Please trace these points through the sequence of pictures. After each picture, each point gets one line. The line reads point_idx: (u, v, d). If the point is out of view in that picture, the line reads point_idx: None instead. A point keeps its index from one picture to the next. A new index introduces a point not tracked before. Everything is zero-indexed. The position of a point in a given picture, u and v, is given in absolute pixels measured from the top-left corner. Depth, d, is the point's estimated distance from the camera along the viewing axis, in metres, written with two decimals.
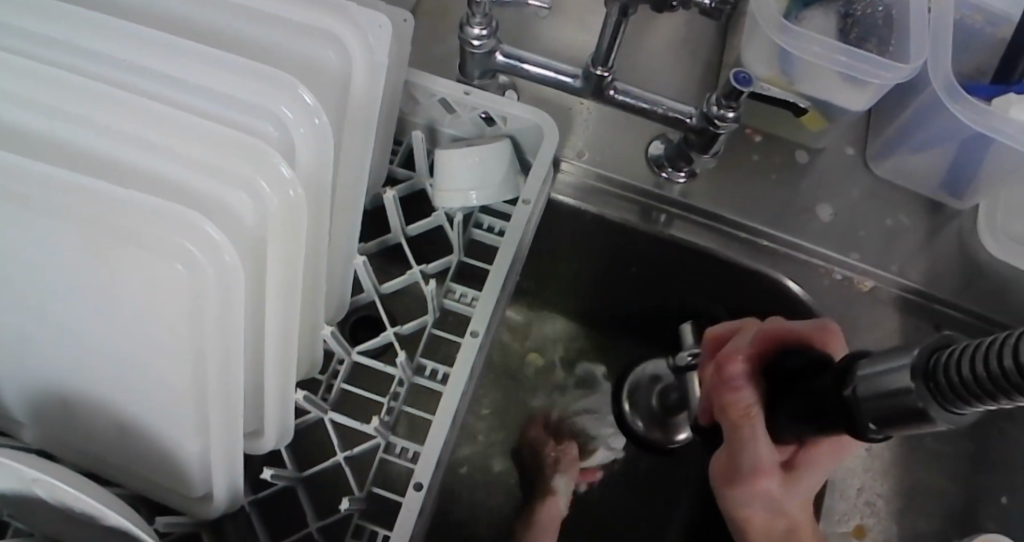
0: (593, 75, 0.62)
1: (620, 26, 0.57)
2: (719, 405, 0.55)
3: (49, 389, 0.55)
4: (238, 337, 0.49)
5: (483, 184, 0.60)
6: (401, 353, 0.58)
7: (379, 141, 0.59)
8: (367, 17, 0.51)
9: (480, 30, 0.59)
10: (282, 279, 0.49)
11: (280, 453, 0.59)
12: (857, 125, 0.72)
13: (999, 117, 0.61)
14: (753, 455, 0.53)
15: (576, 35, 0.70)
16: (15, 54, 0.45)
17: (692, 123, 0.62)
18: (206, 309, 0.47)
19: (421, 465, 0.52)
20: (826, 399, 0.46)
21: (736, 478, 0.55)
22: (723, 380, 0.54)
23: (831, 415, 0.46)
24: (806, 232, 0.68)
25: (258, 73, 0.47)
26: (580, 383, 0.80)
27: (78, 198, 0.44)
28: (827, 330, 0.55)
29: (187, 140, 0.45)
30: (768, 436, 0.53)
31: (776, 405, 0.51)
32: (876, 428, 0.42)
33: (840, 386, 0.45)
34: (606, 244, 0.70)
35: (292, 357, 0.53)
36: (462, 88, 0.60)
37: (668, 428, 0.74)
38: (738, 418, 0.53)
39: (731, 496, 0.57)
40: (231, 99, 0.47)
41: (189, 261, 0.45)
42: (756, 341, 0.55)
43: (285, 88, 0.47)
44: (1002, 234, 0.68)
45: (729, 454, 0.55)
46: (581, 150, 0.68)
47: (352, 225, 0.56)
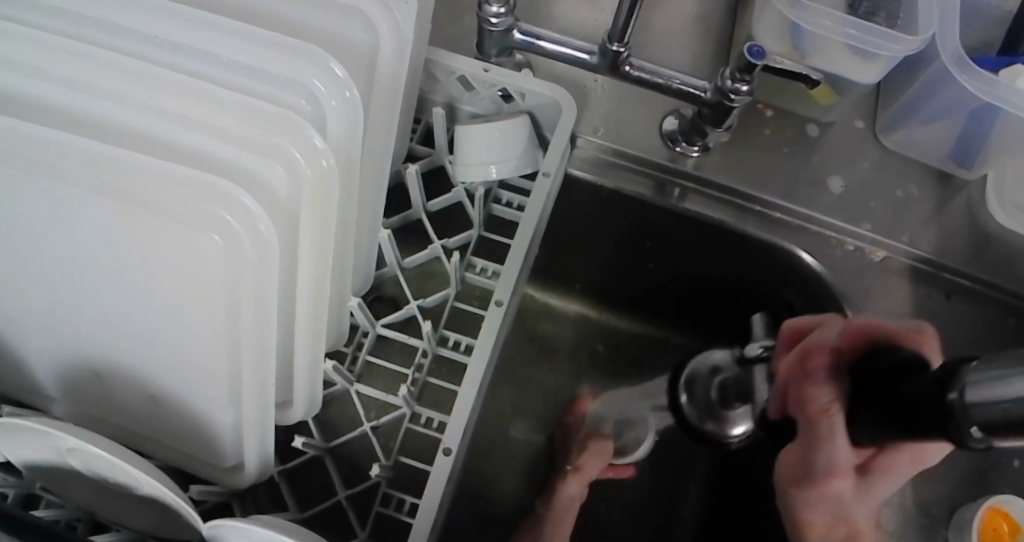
0: (609, 51, 0.62)
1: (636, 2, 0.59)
2: (801, 402, 0.57)
3: (82, 364, 0.57)
4: (272, 306, 0.50)
5: (503, 159, 0.61)
6: (425, 324, 0.59)
7: (400, 118, 0.61)
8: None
9: (497, 7, 0.61)
10: (315, 249, 0.51)
11: (308, 424, 0.60)
12: (866, 99, 0.74)
13: (1007, 88, 0.62)
14: (829, 454, 0.56)
15: (590, 14, 0.71)
16: (53, 32, 0.46)
17: (706, 97, 0.63)
18: (242, 279, 0.49)
19: (450, 431, 0.53)
20: (923, 404, 0.44)
21: (809, 475, 0.58)
22: (811, 374, 0.57)
23: (928, 416, 0.44)
24: (819, 204, 0.69)
25: (290, 48, 0.48)
26: (595, 358, 0.82)
27: (117, 173, 0.45)
28: (923, 331, 0.55)
29: (223, 115, 0.47)
30: (844, 437, 0.54)
31: (854, 406, 0.52)
32: (981, 434, 0.40)
33: (941, 388, 0.43)
34: (622, 218, 0.71)
35: (322, 326, 0.54)
36: (481, 65, 0.61)
37: (722, 421, 0.72)
38: (818, 415, 0.55)
39: (799, 493, 0.60)
40: (263, 74, 0.48)
41: (226, 231, 0.47)
42: (843, 339, 0.57)
43: (316, 62, 0.49)
44: (1010, 203, 0.69)
45: (803, 451, 0.57)
46: (596, 126, 0.69)
47: (377, 199, 0.57)
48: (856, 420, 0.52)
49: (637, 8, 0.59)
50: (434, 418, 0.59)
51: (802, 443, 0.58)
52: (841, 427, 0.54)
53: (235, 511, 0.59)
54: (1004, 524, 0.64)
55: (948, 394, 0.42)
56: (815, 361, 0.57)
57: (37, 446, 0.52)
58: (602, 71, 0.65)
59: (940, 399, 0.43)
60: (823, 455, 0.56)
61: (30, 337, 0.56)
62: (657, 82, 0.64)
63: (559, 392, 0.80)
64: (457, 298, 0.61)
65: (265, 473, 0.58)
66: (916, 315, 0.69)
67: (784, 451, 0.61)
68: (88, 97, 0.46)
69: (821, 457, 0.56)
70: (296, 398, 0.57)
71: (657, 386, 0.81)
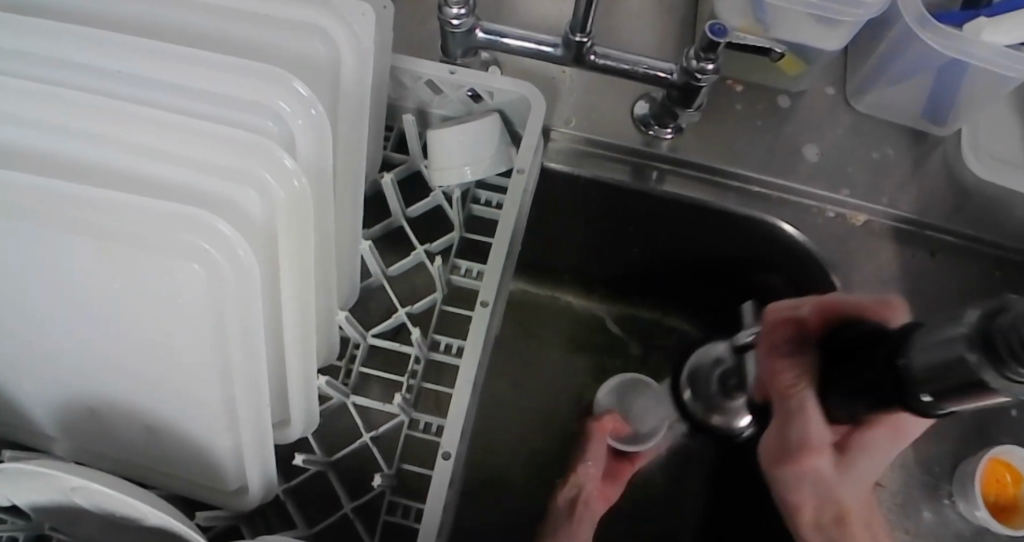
0: (572, 42, 0.62)
1: None
2: (770, 379, 0.55)
3: (79, 401, 0.57)
4: (259, 330, 0.50)
5: (477, 160, 0.61)
6: (414, 331, 0.59)
7: (372, 128, 0.61)
8: (350, 7, 0.52)
9: (457, 9, 0.61)
10: (297, 266, 0.51)
11: (308, 441, 0.60)
12: (834, 66, 0.74)
13: (972, 43, 0.63)
14: (803, 430, 0.53)
15: (552, 7, 0.72)
16: (14, 75, 0.46)
17: (674, 80, 0.63)
18: (226, 307, 0.49)
19: (447, 435, 0.54)
20: (880, 372, 0.45)
21: (786, 455, 0.55)
22: (778, 349, 0.55)
23: (880, 385, 0.46)
24: (795, 174, 0.69)
25: (252, 71, 0.48)
26: (590, 346, 0.82)
27: (90, 210, 0.46)
28: (890, 303, 0.55)
29: (191, 143, 0.47)
30: (817, 410, 0.52)
31: (826, 375, 0.51)
32: (931, 399, 0.42)
33: (894, 355, 0.45)
34: (602, 205, 0.71)
35: (312, 344, 0.54)
36: (447, 68, 0.61)
37: (726, 412, 0.71)
38: (789, 390, 0.53)
39: (778, 476, 0.57)
40: (228, 100, 0.49)
41: (205, 260, 0.47)
42: (811, 313, 0.55)
43: (280, 83, 0.49)
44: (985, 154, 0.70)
45: (778, 431, 0.55)
46: (568, 117, 0.69)
47: (356, 211, 0.57)
48: (830, 390, 0.51)
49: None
50: (433, 423, 0.60)
51: (776, 423, 0.55)
52: (812, 400, 0.52)
53: (244, 532, 0.59)
54: (1005, 474, 0.65)
55: (896, 361, 0.44)
56: (783, 335, 0.55)
57: (39, 488, 0.52)
58: (568, 63, 0.64)
59: (895, 366, 0.44)
60: (795, 435, 0.53)
61: (24, 381, 0.57)
62: (623, 69, 0.64)
63: (557, 384, 0.80)
64: (445, 302, 0.61)
65: (270, 492, 0.58)
66: (902, 275, 0.69)
67: (760, 441, 0.58)
68: (56, 137, 0.46)
69: (794, 437, 0.53)
70: (294, 416, 0.57)
71: (654, 368, 0.81)
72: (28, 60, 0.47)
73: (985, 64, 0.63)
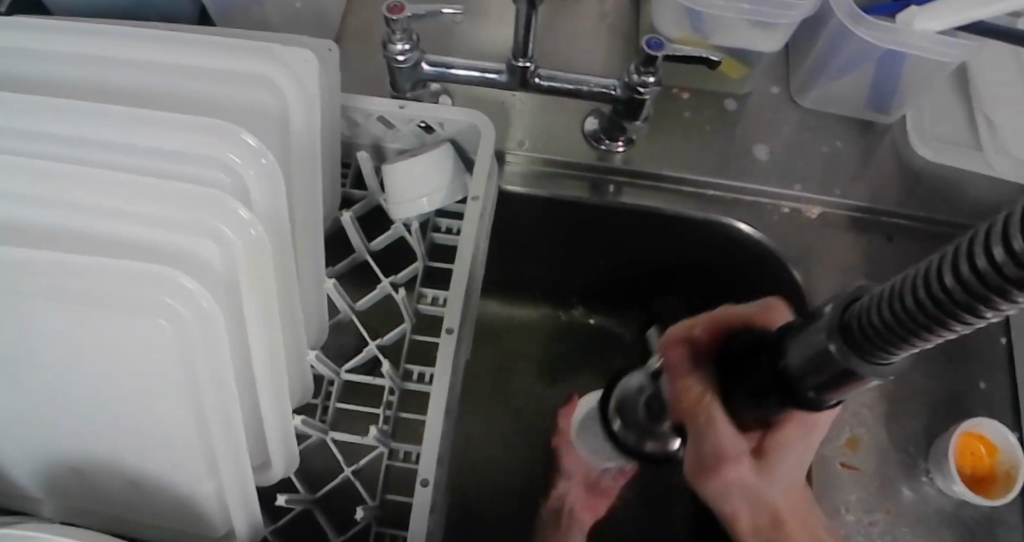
0: (516, 68, 0.63)
1: (531, 18, 0.59)
2: (676, 399, 0.58)
3: (61, 461, 0.58)
4: (229, 377, 0.51)
5: (432, 190, 0.63)
6: (385, 364, 0.60)
7: (328, 168, 0.62)
8: (290, 54, 0.52)
9: (401, 45, 0.61)
10: (262, 313, 0.52)
11: (291, 480, 0.61)
12: (777, 64, 0.76)
13: (907, 34, 0.64)
14: (716, 440, 0.55)
15: (496, 35, 0.73)
16: None
17: (618, 95, 0.65)
18: (196, 357, 0.50)
19: (424, 461, 0.54)
20: (769, 377, 0.49)
21: (707, 469, 0.56)
22: (680, 369, 0.58)
23: (772, 389, 0.49)
24: (749, 174, 0.71)
25: (202, 126, 0.49)
26: (569, 359, 0.83)
27: (56, 274, 0.47)
28: (772, 306, 0.60)
29: (146, 201, 0.48)
30: (726, 418, 0.55)
31: (729, 385, 0.54)
32: (818, 395, 0.45)
33: (775, 358, 0.49)
34: (564, 222, 0.73)
35: (285, 385, 0.55)
36: (397, 103, 0.62)
37: (659, 437, 0.68)
38: (694, 406, 0.56)
39: (709, 490, 0.57)
40: (180, 156, 0.50)
41: (172, 314, 0.48)
42: (705, 330, 0.59)
43: (230, 135, 0.50)
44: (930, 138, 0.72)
45: (694, 446, 0.57)
46: (521, 139, 0.71)
47: (317, 252, 0.58)
48: (734, 396, 0.54)
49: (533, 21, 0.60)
50: (412, 451, 0.60)
51: (693, 440, 0.57)
52: (718, 409, 0.55)
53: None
54: (982, 448, 0.66)
55: (781, 364, 0.48)
56: (677, 354, 0.59)
57: None
58: (515, 87, 0.65)
59: (778, 369, 0.48)
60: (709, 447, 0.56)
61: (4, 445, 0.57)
62: (571, 89, 0.64)
63: (539, 401, 0.81)
64: (414, 332, 0.62)
65: (259, 533, 0.59)
66: (861, 264, 0.71)
67: (684, 457, 0.59)
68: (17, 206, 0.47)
69: (709, 447, 0.56)
70: (274, 455, 0.57)
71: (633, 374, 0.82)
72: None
73: (922, 52, 0.65)
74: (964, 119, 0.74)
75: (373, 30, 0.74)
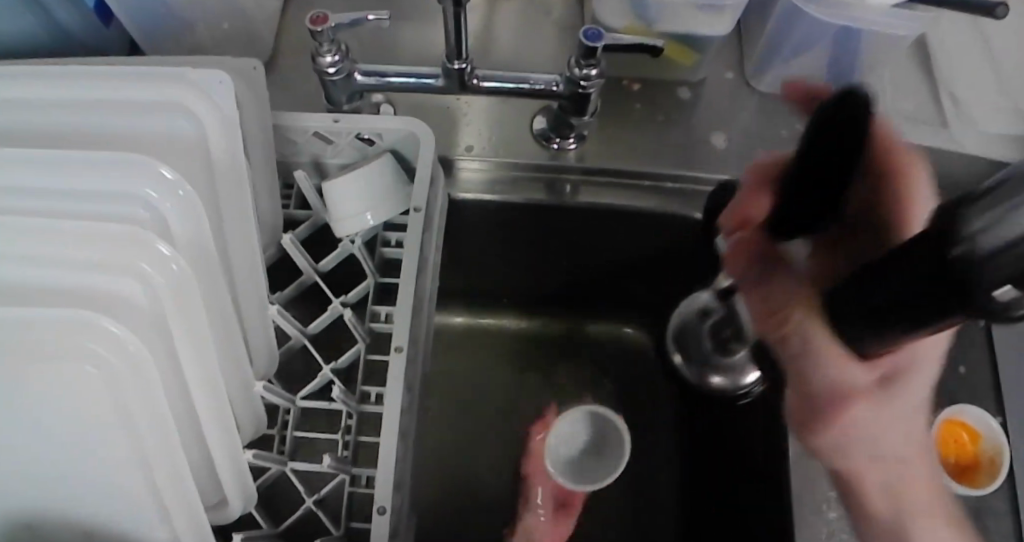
0: (452, 72, 0.61)
1: (460, 17, 0.57)
2: (755, 314, 0.46)
3: None
4: (167, 418, 0.49)
5: (375, 204, 0.60)
6: (337, 388, 0.57)
7: (265, 190, 0.59)
8: (201, 76, 0.50)
9: (331, 57, 0.59)
10: (194, 349, 0.50)
11: (252, 516, 0.59)
12: (730, 48, 0.73)
13: (858, 4, 0.62)
14: (830, 370, 0.43)
15: (436, 40, 0.71)
16: None
17: (561, 91, 0.62)
18: (129, 401, 0.48)
19: (381, 487, 0.52)
20: (943, 276, 0.37)
21: (808, 416, 0.45)
22: (750, 280, 0.46)
23: (941, 293, 0.37)
24: (707, 163, 0.68)
25: (112, 161, 0.47)
26: (542, 364, 0.81)
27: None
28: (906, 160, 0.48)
29: (63, 244, 0.46)
30: (827, 335, 0.43)
31: (841, 293, 0.43)
32: (1010, 294, 0.34)
33: (943, 245, 0.37)
34: (522, 224, 0.70)
35: (230, 421, 0.53)
36: (330, 116, 0.60)
37: (731, 370, 0.70)
38: (778, 325, 0.44)
39: (816, 444, 0.46)
40: (93, 193, 0.47)
41: (97, 360, 0.46)
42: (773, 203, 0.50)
43: (143, 167, 0.47)
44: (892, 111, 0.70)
45: (795, 378, 0.45)
46: (470, 145, 0.68)
47: (258, 278, 0.56)
48: (841, 316, 0.43)
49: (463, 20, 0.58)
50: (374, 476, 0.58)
51: (791, 370, 0.45)
52: (817, 331, 0.43)
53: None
54: (964, 436, 0.64)
55: (949, 253, 0.36)
56: (740, 262, 0.47)
57: None
58: (455, 92, 0.62)
59: (939, 261, 0.37)
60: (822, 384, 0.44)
61: None
62: (511, 89, 0.62)
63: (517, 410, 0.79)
64: (368, 352, 0.60)
65: None
66: None
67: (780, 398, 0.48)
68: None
69: (822, 380, 0.43)
70: (229, 493, 0.55)
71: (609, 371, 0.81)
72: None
73: (875, 22, 0.63)
74: (925, 90, 0.71)
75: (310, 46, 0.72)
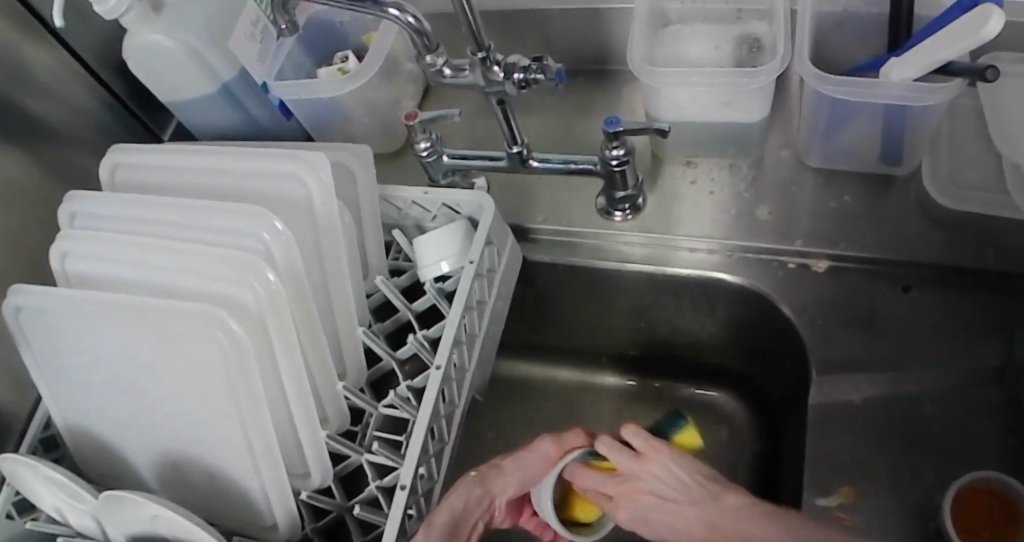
0: (513, 153, 0.75)
1: (507, 115, 0.71)
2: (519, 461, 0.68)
3: (164, 458, 0.74)
4: (256, 383, 0.66)
5: (448, 255, 0.75)
6: (396, 398, 0.71)
7: (374, 241, 0.78)
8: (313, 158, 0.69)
9: (425, 142, 0.76)
10: (284, 354, 0.66)
11: (332, 490, 0.73)
12: (789, 132, 0.81)
13: (885, 84, 0.68)
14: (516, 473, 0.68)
15: (536, 132, 0.87)
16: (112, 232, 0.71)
17: (599, 169, 0.74)
18: (231, 362, 0.65)
19: (404, 470, 0.63)
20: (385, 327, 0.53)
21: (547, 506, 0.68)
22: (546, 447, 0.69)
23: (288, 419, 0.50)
24: (754, 234, 0.76)
25: (244, 211, 0.67)
26: (630, 409, 0.90)
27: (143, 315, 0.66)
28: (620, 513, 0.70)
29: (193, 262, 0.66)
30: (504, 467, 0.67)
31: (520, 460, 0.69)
32: None
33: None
34: (586, 287, 0.83)
35: (309, 400, 0.68)
36: (422, 189, 0.78)
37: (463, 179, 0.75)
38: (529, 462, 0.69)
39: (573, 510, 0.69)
40: (226, 232, 0.68)
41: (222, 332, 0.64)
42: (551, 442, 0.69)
43: (261, 216, 0.66)
44: (949, 179, 0.75)
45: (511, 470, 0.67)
46: (542, 217, 0.81)
47: (347, 302, 0.73)
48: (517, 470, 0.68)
49: (512, 114, 0.72)
50: (391, 471, 0.68)
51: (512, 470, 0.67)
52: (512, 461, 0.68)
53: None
54: (1006, 513, 0.58)
55: None
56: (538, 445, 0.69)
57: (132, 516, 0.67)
58: (518, 171, 0.77)
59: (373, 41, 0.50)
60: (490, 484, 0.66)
61: (129, 445, 0.75)
62: (560, 168, 0.75)
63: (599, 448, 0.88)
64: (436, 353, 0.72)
65: (296, 530, 0.70)
66: (871, 314, 0.71)
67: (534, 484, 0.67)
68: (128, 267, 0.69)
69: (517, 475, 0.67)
70: (310, 465, 0.70)
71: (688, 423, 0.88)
72: (117, 216, 0.71)
73: (915, 100, 0.68)
74: (982, 181, 0.74)
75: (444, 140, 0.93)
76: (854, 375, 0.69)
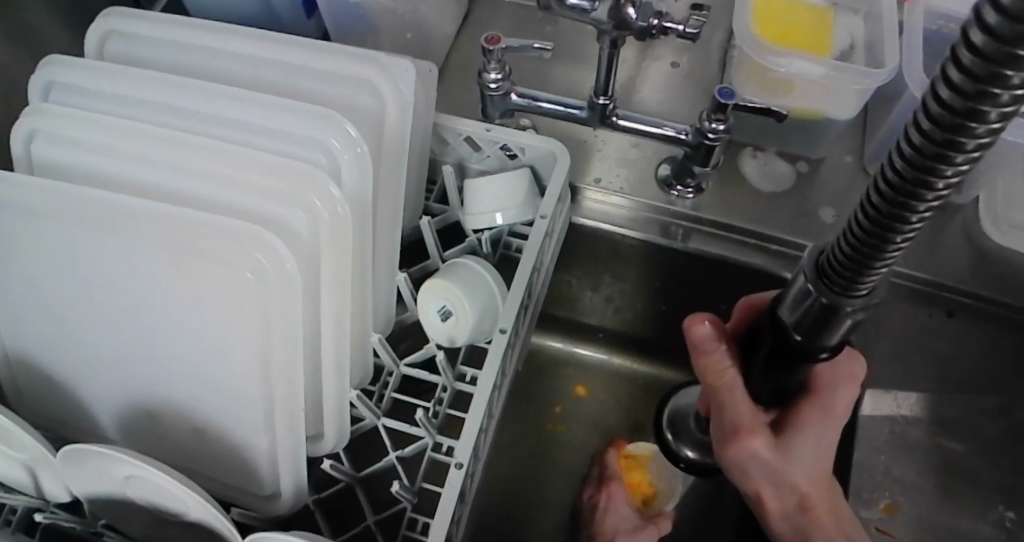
0: (596, 105, 0.69)
1: (612, 57, 0.65)
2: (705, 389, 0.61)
3: (135, 402, 0.61)
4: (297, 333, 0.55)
5: (506, 206, 0.67)
6: (441, 360, 0.63)
7: (414, 180, 0.68)
8: (393, 64, 0.60)
9: (495, 74, 0.69)
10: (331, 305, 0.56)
11: (338, 455, 0.64)
12: (852, 136, 0.78)
13: None
14: (735, 413, 0.59)
15: (583, 84, 0.81)
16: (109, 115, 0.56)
17: (688, 139, 0.69)
18: (272, 295, 0.54)
19: (460, 447, 0.57)
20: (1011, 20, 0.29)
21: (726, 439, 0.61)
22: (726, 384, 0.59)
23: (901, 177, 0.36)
24: (814, 234, 0.73)
25: (311, 112, 0.56)
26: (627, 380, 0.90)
27: (130, 214, 0.53)
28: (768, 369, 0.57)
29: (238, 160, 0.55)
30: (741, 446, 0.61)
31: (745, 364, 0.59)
32: None
33: None
34: (642, 261, 0.79)
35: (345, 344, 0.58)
36: (483, 125, 0.69)
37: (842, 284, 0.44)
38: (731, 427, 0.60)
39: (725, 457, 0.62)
40: (278, 132, 0.57)
41: (257, 267, 0.53)
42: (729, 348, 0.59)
43: (332, 122, 0.56)
44: (1005, 223, 0.73)
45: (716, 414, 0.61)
46: (599, 177, 0.77)
47: (393, 241, 0.64)
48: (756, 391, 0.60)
49: (614, 60, 0.66)
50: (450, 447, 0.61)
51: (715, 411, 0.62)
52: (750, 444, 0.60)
53: (840, 306, 0.46)
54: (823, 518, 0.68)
55: None
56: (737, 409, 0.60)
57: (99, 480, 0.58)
58: (594, 124, 0.71)
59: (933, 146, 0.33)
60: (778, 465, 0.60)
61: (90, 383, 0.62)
62: (644, 129, 0.70)
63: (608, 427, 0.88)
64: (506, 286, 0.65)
65: (300, 501, 0.61)
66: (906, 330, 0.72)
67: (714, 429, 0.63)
68: (110, 157, 0.56)
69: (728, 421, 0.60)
70: (326, 427, 0.61)
71: None
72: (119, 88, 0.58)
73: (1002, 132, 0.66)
74: None
75: (471, 61, 0.83)
76: (903, 388, 0.70)
